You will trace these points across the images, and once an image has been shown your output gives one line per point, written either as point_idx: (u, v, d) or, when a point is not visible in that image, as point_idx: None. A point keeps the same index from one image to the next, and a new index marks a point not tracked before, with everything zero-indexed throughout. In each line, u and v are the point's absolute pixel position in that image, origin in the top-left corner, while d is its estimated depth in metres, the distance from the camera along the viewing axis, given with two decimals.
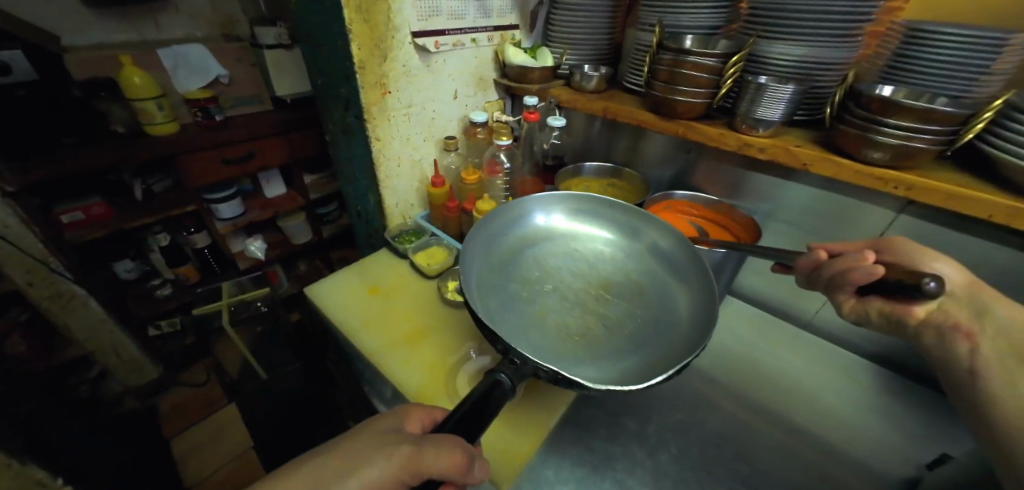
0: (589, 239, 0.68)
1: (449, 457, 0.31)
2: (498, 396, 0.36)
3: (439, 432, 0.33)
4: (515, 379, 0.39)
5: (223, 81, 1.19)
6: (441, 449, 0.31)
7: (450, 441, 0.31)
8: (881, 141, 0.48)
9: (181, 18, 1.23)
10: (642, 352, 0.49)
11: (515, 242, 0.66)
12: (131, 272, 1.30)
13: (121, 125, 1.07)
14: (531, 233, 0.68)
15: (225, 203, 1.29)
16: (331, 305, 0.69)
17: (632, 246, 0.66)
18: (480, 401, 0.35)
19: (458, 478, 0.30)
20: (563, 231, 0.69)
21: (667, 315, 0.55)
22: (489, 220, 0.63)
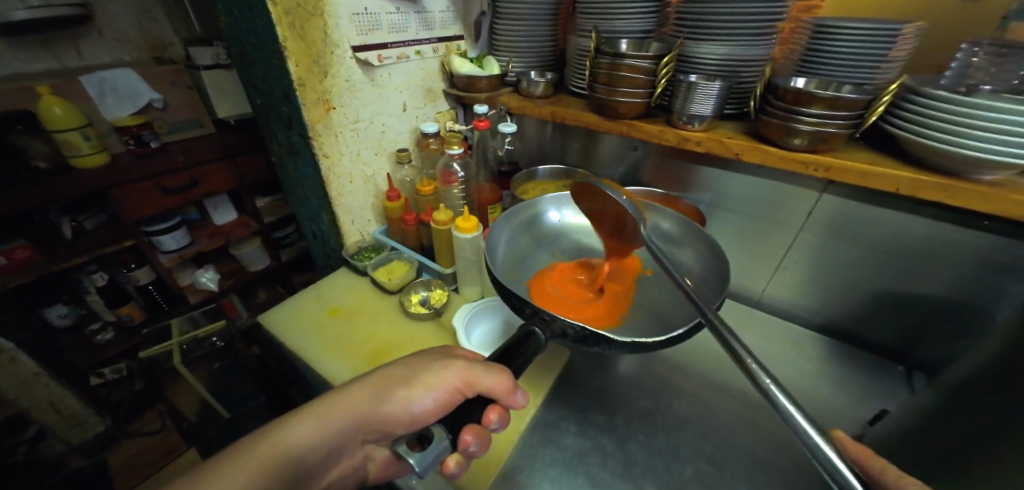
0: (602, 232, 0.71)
1: (497, 378, 0.37)
2: (533, 344, 0.42)
3: (490, 359, 0.40)
4: (549, 335, 0.43)
5: (157, 105, 1.13)
6: (490, 371, 0.38)
7: (498, 367, 0.38)
8: (798, 129, 0.52)
9: (105, 42, 1.15)
10: (662, 328, 0.53)
11: (532, 239, 0.70)
12: (66, 317, 1.18)
13: (43, 160, 0.99)
14: (545, 230, 0.71)
15: (169, 234, 1.21)
16: (288, 332, 0.66)
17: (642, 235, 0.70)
18: (515, 346, 0.42)
19: (504, 395, 0.37)
20: (576, 227, 0.73)
21: (683, 294, 0.59)
22: (507, 217, 0.67)
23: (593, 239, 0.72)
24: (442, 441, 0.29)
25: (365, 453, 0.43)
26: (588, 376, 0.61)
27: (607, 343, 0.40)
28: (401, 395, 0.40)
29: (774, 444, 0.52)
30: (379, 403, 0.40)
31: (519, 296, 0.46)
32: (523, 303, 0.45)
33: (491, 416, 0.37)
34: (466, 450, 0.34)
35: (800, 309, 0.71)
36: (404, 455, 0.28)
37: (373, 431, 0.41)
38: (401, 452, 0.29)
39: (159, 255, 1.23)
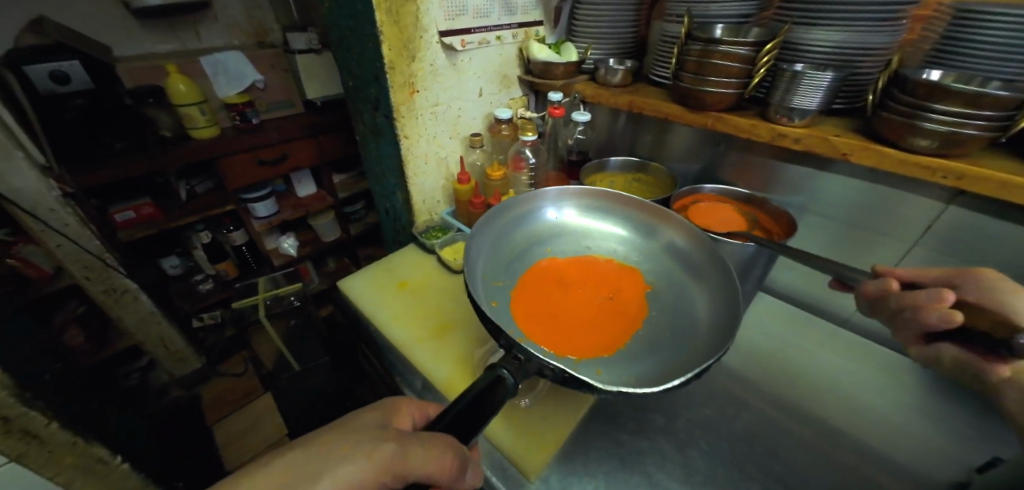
0: (601, 237, 0.68)
1: (435, 463, 0.32)
2: (500, 391, 0.36)
3: (435, 426, 0.35)
4: (518, 377, 0.37)
5: (259, 86, 1.25)
6: (427, 452, 0.33)
7: (441, 437, 0.33)
8: (927, 129, 0.46)
9: (220, 27, 1.29)
10: (661, 362, 0.48)
11: (526, 239, 0.67)
12: (176, 268, 1.38)
13: (167, 130, 1.14)
14: (541, 230, 0.68)
15: (261, 202, 1.36)
16: (363, 298, 0.72)
17: (645, 244, 0.66)
18: (479, 397, 0.35)
19: (444, 479, 0.32)
20: (574, 229, 0.69)
21: (689, 314, 0.54)
22: (495, 217, 0.65)
23: (592, 240, 0.68)
24: None
25: None
26: None
27: (591, 389, 0.35)
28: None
29: (854, 476, 0.47)
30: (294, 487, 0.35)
31: (493, 322, 0.40)
32: (498, 331, 0.39)
33: None
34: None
35: None
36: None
37: None
38: None
39: (253, 220, 1.38)
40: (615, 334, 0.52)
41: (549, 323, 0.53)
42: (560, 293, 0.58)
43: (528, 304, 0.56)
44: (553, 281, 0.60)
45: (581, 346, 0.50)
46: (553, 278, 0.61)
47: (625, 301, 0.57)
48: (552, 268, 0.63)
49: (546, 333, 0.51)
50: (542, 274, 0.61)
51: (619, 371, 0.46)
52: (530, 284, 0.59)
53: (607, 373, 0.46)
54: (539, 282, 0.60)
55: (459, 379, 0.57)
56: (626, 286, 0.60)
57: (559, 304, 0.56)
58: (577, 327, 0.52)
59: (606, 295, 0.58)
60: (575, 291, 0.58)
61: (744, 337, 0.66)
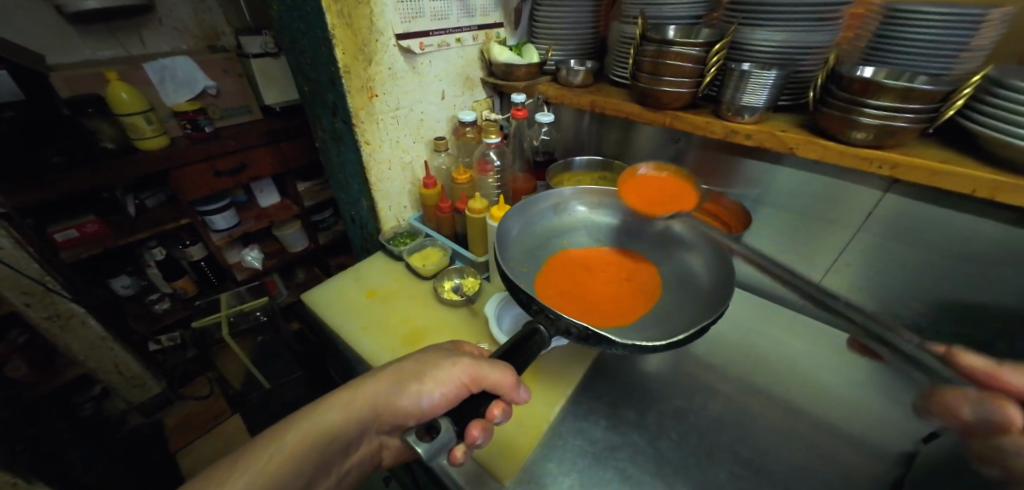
0: (613, 229, 0.68)
1: (500, 374, 0.37)
2: (537, 341, 0.41)
3: (495, 356, 0.39)
4: (553, 331, 0.41)
5: (211, 92, 1.19)
6: (493, 367, 0.37)
7: (502, 362, 0.38)
8: (864, 123, 0.49)
9: (166, 31, 1.22)
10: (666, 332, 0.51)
11: (543, 232, 0.67)
12: (128, 287, 1.30)
13: (111, 142, 1.07)
14: (558, 222, 0.69)
15: (219, 214, 1.30)
16: (330, 310, 0.69)
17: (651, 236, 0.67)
18: (516, 345, 0.40)
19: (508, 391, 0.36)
20: (588, 222, 0.69)
21: (692, 297, 0.56)
22: (519, 210, 0.65)
23: (604, 234, 0.68)
24: (448, 433, 0.31)
25: (380, 443, 0.43)
26: (616, 370, 0.60)
27: (610, 344, 0.39)
28: (411, 390, 0.40)
29: (813, 453, 0.50)
30: (392, 398, 0.40)
31: (525, 292, 0.44)
32: (529, 298, 0.43)
33: (494, 412, 0.37)
34: (473, 443, 0.35)
35: None
36: (413, 444, 0.30)
37: (387, 421, 0.41)
38: (411, 441, 0.30)
39: (211, 234, 1.32)
40: (634, 313, 0.54)
41: (571, 302, 0.54)
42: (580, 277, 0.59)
43: (552, 286, 0.57)
44: (573, 268, 0.61)
45: (605, 323, 0.52)
46: (573, 263, 0.62)
47: (642, 284, 0.59)
48: (571, 256, 0.63)
49: (569, 307, 0.52)
50: (562, 259, 0.62)
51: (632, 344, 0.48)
52: (550, 272, 0.60)
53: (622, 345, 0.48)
54: (559, 270, 0.60)
55: None
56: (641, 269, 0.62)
57: (579, 285, 0.58)
58: (595, 309, 0.53)
59: (621, 279, 0.60)
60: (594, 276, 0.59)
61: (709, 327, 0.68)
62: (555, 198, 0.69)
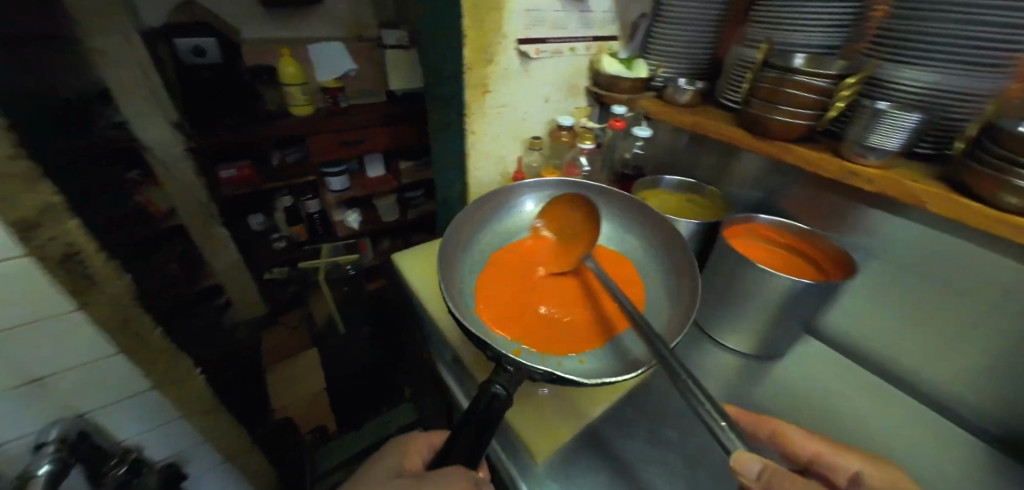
0: (513, 229, 0.68)
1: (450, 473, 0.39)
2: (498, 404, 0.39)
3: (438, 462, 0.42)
4: (510, 386, 0.40)
5: (351, 74, 1.42)
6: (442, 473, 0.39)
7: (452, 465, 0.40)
8: (1021, 185, 0.42)
9: (327, 20, 1.45)
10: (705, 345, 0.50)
11: (501, 235, 0.67)
12: (260, 225, 1.58)
13: (273, 105, 1.34)
14: (515, 223, 0.68)
15: (336, 177, 1.51)
16: (412, 273, 0.79)
17: (567, 234, 0.67)
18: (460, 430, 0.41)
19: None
20: (507, 228, 0.68)
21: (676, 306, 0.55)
22: (472, 212, 0.63)
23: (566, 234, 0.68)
24: None
25: None
26: (666, 391, 0.59)
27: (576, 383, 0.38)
28: None
29: None
30: None
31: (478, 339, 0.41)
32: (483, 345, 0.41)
33: None
34: None
35: (965, 402, 0.58)
36: None
37: None
38: None
39: (328, 192, 1.55)
40: (602, 305, 0.57)
41: (533, 315, 0.54)
42: (537, 292, 0.59)
43: (504, 305, 0.55)
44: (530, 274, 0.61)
45: (571, 333, 0.53)
46: (517, 269, 0.62)
47: (593, 280, 0.62)
48: (506, 262, 0.63)
49: (527, 331, 0.52)
50: (489, 275, 0.60)
51: (598, 360, 0.49)
52: (508, 284, 0.59)
53: (589, 361, 0.49)
54: (515, 276, 0.61)
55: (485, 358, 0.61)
56: (573, 260, 0.64)
57: (526, 295, 0.58)
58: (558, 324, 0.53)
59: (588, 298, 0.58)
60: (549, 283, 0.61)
61: (782, 375, 0.64)
62: (478, 211, 0.65)
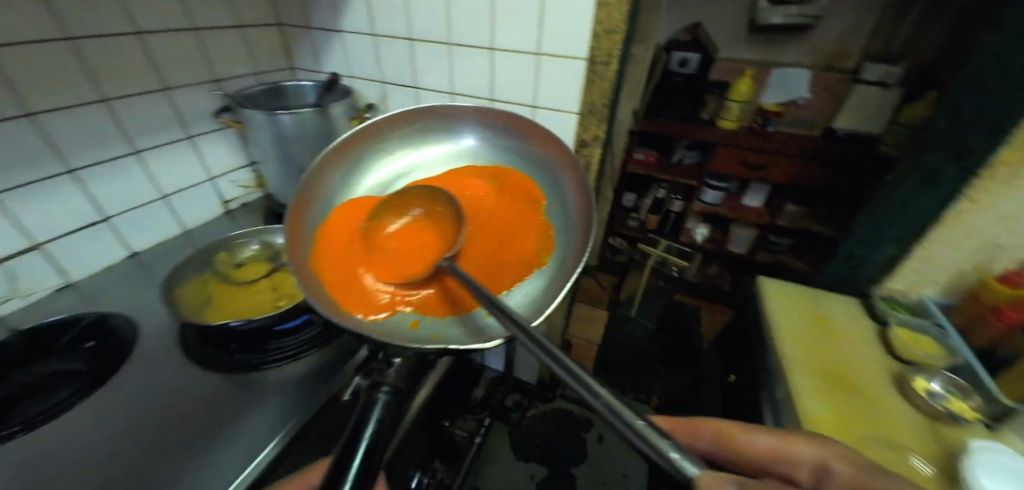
0: (380, 172, 0.60)
1: None
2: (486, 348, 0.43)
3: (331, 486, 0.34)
4: (403, 367, 0.44)
5: (801, 101, 1.49)
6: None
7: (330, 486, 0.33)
8: None
9: (801, 49, 1.51)
10: None
11: (377, 184, 0.59)
12: (627, 202, 1.92)
13: (708, 113, 1.58)
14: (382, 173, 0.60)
15: (716, 190, 1.69)
16: (784, 309, 0.90)
17: (452, 153, 0.62)
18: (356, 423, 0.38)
19: None
20: (371, 168, 0.60)
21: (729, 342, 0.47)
22: (338, 150, 0.56)
23: (424, 166, 0.62)
24: None
25: None
26: None
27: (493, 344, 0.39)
28: None
29: None
30: None
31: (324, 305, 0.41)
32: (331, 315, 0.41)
33: None
34: None
35: None
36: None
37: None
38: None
39: (698, 200, 1.77)
40: (501, 260, 0.52)
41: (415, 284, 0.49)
42: (393, 214, 0.56)
43: (372, 285, 0.48)
44: (363, 238, 0.53)
45: (500, 284, 0.50)
46: (407, 231, 0.55)
47: (499, 209, 0.57)
48: (351, 215, 0.55)
49: (427, 307, 0.48)
50: (338, 244, 0.52)
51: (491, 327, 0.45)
52: (359, 247, 0.52)
53: (445, 334, 0.45)
54: (411, 237, 0.54)
55: (831, 426, 0.65)
56: (490, 200, 0.58)
57: (398, 248, 0.53)
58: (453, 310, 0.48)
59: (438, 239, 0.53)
60: (408, 231, 0.55)
61: None
62: (351, 147, 0.57)
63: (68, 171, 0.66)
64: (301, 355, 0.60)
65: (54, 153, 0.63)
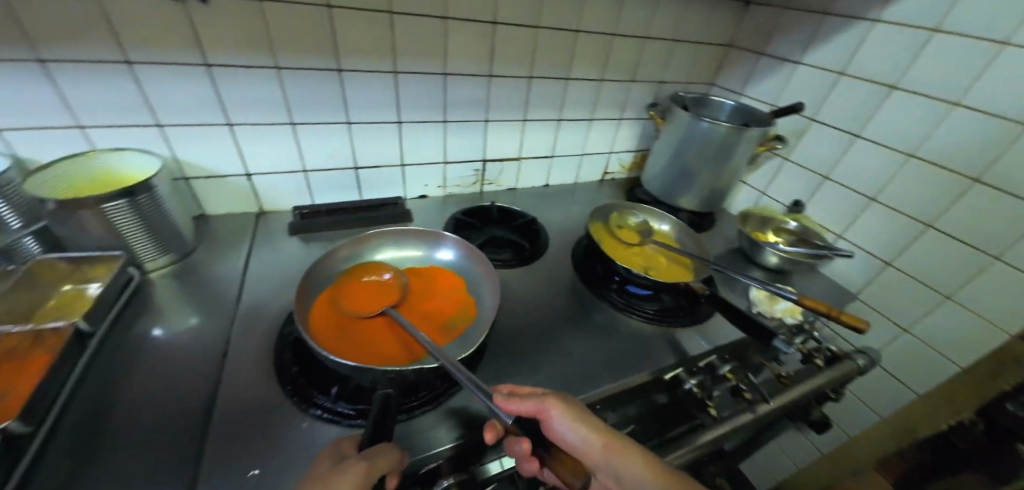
0: (385, 251, 0.73)
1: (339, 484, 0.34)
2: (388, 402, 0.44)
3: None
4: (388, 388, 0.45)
5: None
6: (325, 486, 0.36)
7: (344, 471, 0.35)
8: None
9: None
10: None
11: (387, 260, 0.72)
12: None
13: None
14: (389, 255, 0.73)
15: None
16: None
17: (416, 259, 0.73)
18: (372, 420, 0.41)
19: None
20: (382, 248, 0.73)
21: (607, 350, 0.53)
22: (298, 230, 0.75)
23: (412, 254, 0.73)
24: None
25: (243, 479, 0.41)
26: None
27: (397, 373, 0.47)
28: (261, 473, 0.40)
29: None
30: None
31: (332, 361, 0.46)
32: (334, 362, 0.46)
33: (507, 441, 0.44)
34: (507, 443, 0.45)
35: None
36: None
37: None
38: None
39: None
40: (437, 314, 0.61)
41: (362, 318, 0.57)
42: (359, 288, 0.62)
43: (333, 337, 0.53)
44: (371, 283, 0.62)
45: (446, 328, 0.59)
46: (358, 293, 0.61)
47: (427, 292, 0.65)
48: (366, 269, 0.66)
49: (389, 353, 0.53)
50: (338, 307, 0.59)
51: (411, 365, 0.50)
52: (339, 295, 0.60)
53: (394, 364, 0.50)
54: (373, 288, 0.61)
55: None
56: (422, 283, 0.66)
57: (416, 285, 0.66)
58: (383, 337, 0.55)
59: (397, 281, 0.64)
60: (365, 306, 0.58)
61: None
62: (367, 240, 0.72)
63: (557, 119, 0.94)
64: (442, 400, 0.52)
65: (560, 106, 0.91)
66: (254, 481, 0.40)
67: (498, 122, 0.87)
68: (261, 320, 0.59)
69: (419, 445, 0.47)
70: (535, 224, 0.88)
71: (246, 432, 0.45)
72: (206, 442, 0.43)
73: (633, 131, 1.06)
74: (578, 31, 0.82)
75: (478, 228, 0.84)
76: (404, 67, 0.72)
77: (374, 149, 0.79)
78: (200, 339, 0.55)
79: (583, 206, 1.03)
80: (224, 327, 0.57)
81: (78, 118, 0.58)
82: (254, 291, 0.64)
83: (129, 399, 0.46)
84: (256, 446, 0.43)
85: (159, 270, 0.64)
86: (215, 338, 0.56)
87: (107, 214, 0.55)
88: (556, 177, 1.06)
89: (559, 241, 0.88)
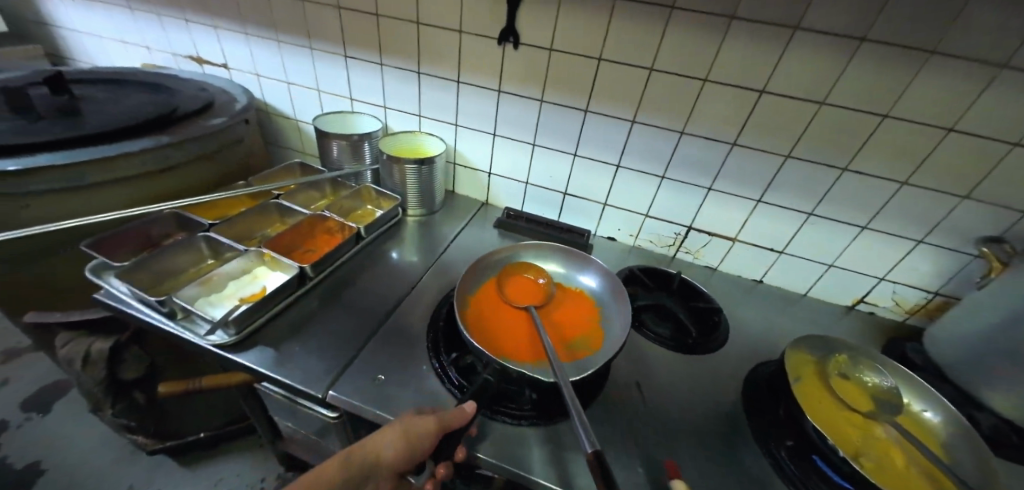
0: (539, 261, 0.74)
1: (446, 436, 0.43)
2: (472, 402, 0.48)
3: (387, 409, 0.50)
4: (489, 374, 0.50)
5: None
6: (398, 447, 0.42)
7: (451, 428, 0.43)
8: None
9: None
10: None
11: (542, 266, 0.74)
12: None
13: None
14: (544, 262, 0.74)
15: None
16: None
17: (562, 277, 0.72)
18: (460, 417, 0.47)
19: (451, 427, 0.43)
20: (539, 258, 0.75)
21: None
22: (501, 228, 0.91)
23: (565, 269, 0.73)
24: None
25: (373, 376, 0.54)
26: None
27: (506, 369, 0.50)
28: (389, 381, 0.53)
29: None
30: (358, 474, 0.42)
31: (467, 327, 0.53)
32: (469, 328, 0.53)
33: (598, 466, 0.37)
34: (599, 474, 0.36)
35: None
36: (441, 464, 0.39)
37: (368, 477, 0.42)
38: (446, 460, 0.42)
39: None
40: (568, 333, 0.60)
41: (510, 311, 0.63)
42: (514, 284, 0.67)
43: (484, 319, 0.60)
44: (517, 288, 0.67)
45: (570, 348, 0.58)
46: (513, 289, 0.66)
47: (566, 310, 0.65)
48: (516, 272, 0.70)
49: (511, 348, 0.56)
50: (496, 296, 0.65)
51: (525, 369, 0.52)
52: (490, 292, 0.66)
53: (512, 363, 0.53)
54: (520, 292, 0.66)
55: None
56: (561, 300, 0.67)
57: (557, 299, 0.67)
58: (512, 336, 0.58)
59: (543, 289, 0.67)
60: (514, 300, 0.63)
61: None
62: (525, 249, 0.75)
63: (807, 212, 0.75)
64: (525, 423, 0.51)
65: (817, 197, 0.73)
66: (377, 381, 0.53)
67: (722, 193, 0.78)
68: (442, 277, 0.75)
69: (479, 445, 0.49)
70: (718, 314, 0.75)
71: (389, 348, 0.58)
72: (371, 339, 0.60)
73: (937, 263, 0.72)
74: (886, 117, 0.62)
75: (646, 290, 0.78)
76: (642, 118, 0.74)
77: (586, 182, 0.86)
78: (406, 270, 0.75)
79: (800, 326, 0.79)
80: (421, 270, 0.76)
81: (422, 110, 0.89)
82: (451, 255, 0.81)
83: (355, 288, 0.69)
84: (388, 361, 0.56)
85: (418, 217, 0.91)
86: (415, 273, 0.75)
87: (406, 172, 0.82)
88: (778, 276, 0.85)
89: (741, 349, 0.71)
